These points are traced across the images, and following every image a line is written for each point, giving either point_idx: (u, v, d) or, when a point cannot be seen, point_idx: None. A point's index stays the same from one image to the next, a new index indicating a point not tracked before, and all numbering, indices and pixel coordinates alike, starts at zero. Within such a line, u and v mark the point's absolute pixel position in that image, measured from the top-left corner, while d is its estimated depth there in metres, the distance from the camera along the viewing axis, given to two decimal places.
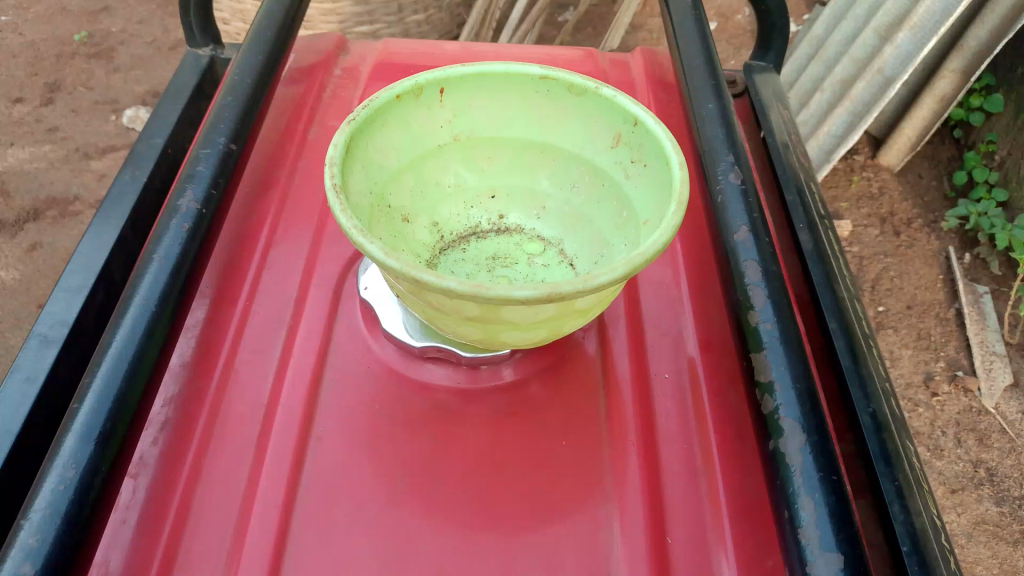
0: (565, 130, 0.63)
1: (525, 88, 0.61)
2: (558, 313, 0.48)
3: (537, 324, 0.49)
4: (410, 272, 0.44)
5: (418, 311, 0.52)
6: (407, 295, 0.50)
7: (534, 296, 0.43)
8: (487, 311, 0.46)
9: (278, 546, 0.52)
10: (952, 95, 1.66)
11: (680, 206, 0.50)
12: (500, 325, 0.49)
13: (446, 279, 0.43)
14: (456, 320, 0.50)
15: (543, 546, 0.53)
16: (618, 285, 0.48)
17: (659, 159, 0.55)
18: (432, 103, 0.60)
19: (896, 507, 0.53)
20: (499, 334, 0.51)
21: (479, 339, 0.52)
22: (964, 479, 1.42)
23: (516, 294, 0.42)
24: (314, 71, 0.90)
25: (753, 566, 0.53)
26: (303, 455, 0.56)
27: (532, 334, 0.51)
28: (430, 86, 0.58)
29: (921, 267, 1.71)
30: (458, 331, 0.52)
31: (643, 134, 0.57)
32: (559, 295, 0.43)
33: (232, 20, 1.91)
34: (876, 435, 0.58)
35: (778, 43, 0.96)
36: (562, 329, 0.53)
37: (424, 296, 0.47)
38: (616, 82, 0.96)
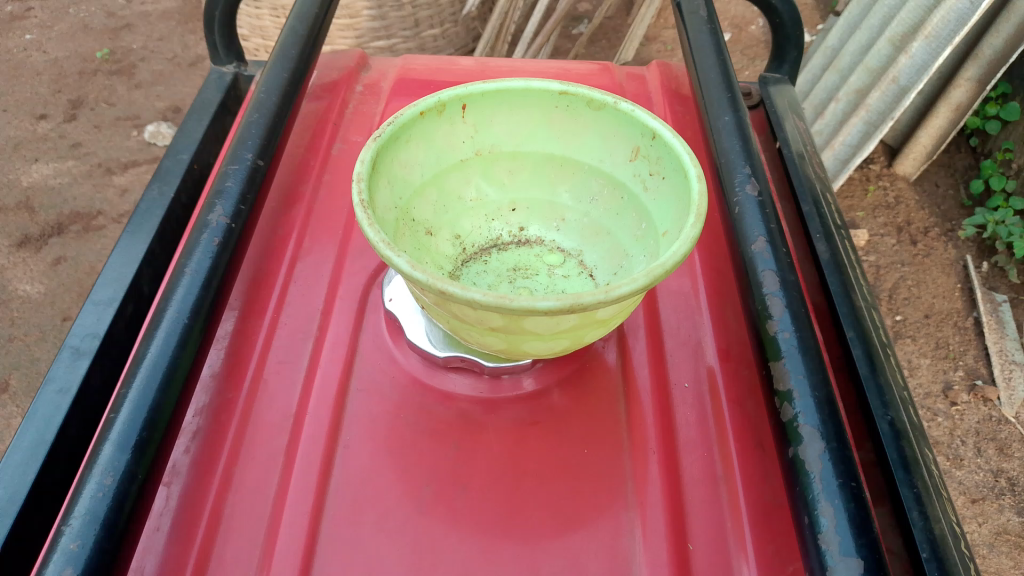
0: (584, 144, 0.64)
1: (544, 103, 0.62)
2: (580, 323, 0.49)
3: (560, 334, 0.50)
4: (436, 283, 0.45)
5: (443, 322, 0.53)
6: (434, 308, 0.52)
7: (556, 306, 0.44)
8: (517, 323, 0.47)
9: (306, 551, 0.53)
10: (967, 104, 1.66)
11: (698, 218, 0.50)
12: (524, 335, 0.50)
13: (476, 292, 0.44)
14: (478, 330, 0.51)
15: (567, 551, 0.54)
16: (638, 296, 0.49)
17: (677, 172, 0.56)
18: (453, 120, 0.61)
19: (915, 514, 0.53)
20: (524, 345, 0.52)
21: (502, 349, 0.53)
22: (985, 489, 1.41)
23: (539, 305, 0.44)
24: (336, 87, 0.92)
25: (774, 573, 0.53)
26: (331, 463, 0.58)
27: (555, 344, 0.52)
28: (451, 103, 0.59)
29: (939, 275, 1.71)
30: (481, 341, 0.53)
31: (661, 147, 0.58)
32: (582, 305, 0.44)
33: (252, 37, 1.95)
34: (894, 442, 0.58)
35: (792, 55, 0.97)
36: (589, 339, 0.54)
37: (450, 308, 0.49)
38: (632, 95, 0.98)
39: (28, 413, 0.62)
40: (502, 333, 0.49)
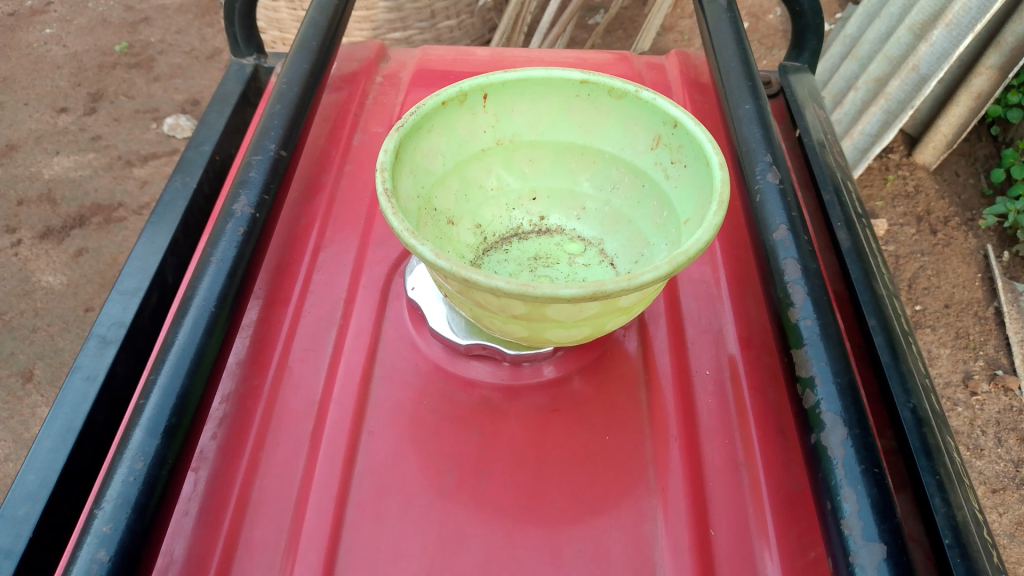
0: (605, 132, 0.64)
1: (566, 91, 0.62)
2: (602, 311, 0.49)
3: (582, 321, 0.51)
4: (460, 271, 0.45)
5: (466, 310, 0.54)
6: (457, 297, 0.52)
7: (580, 293, 0.44)
8: (542, 311, 0.48)
9: (332, 535, 0.54)
10: (989, 92, 1.65)
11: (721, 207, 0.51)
12: (546, 322, 0.50)
13: (501, 280, 0.45)
14: (501, 318, 0.51)
15: (589, 537, 0.55)
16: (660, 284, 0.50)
17: (699, 159, 0.56)
18: (474, 109, 0.61)
19: (937, 500, 0.54)
20: (549, 333, 0.52)
21: (525, 337, 0.54)
22: (1005, 479, 1.40)
23: (562, 293, 0.44)
24: (356, 78, 0.92)
25: (796, 559, 0.54)
26: (355, 449, 0.58)
27: (579, 331, 0.53)
28: (473, 92, 0.60)
29: (960, 265, 1.70)
30: (503, 328, 0.53)
31: (683, 135, 0.58)
32: (604, 292, 0.45)
33: (269, 29, 1.96)
34: (916, 430, 0.58)
35: (813, 42, 0.97)
36: (612, 327, 0.55)
37: (473, 295, 0.49)
38: (651, 85, 0.98)
39: (57, 400, 0.63)
40: (527, 321, 0.50)
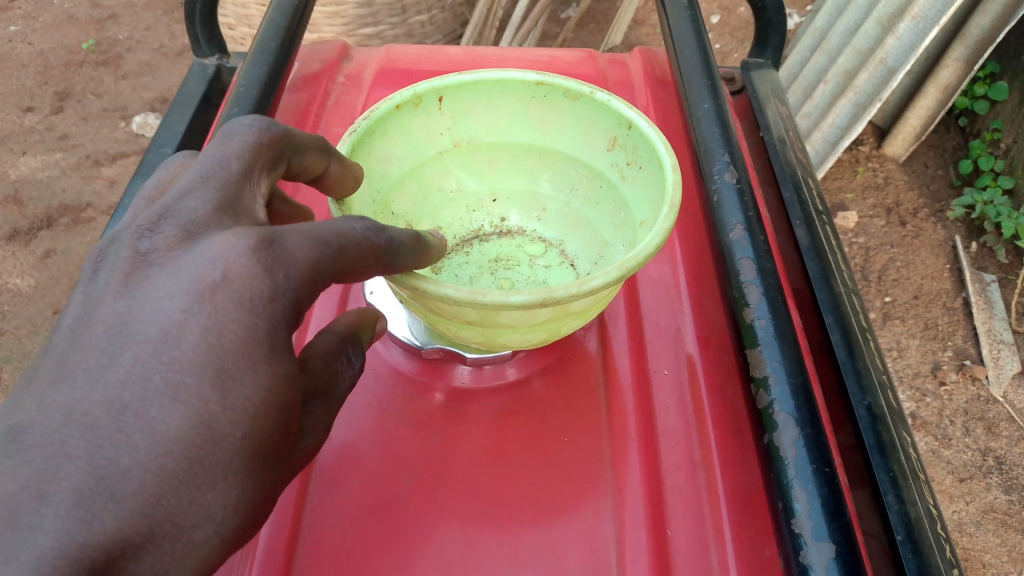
0: (562, 132, 0.64)
1: (522, 94, 0.62)
2: (555, 315, 0.49)
3: (536, 326, 0.51)
4: (414, 281, 0.46)
5: (421, 317, 0.54)
6: (413, 305, 0.52)
7: (530, 300, 0.44)
8: (496, 317, 0.48)
9: (290, 543, 0.54)
10: (955, 84, 1.67)
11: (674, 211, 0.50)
12: (502, 330, 0.50)
13: (457, 289, 0.45)
14: (455, 324, 0.51)
15: (545, 537, 0.55)
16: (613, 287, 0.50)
17: (652, 162, 0.56)
18: (430, 111, 0.61)
19: (891, 497, 0.56)
20: (506, 339, 0.52)
21: (480, 343, 0.54)
22: (973, 468, 1.42)
23: (511, 300, 0.44)
24: (318, 78, 0.92)
25: (751, 558, 0.54)
26: (314, 454, 0.58)
27: (535, 337, 0.53)
28: (427, 94, 0.59)
29: (928, 256, 1.72)
30: (458, 334, 0.53)
31: (636, 138, 0.58)
32: (554, 298, 0.45)
33: (238, 25, 1.93)
34: (871, 427, 0.60)
35: (775, 39, 0.97)
36: (570, 329, 0.55)
37: (425, 302, 0.49)
38: (615, 83, 0.98)
39: None
40: (482, 327, 0.50)
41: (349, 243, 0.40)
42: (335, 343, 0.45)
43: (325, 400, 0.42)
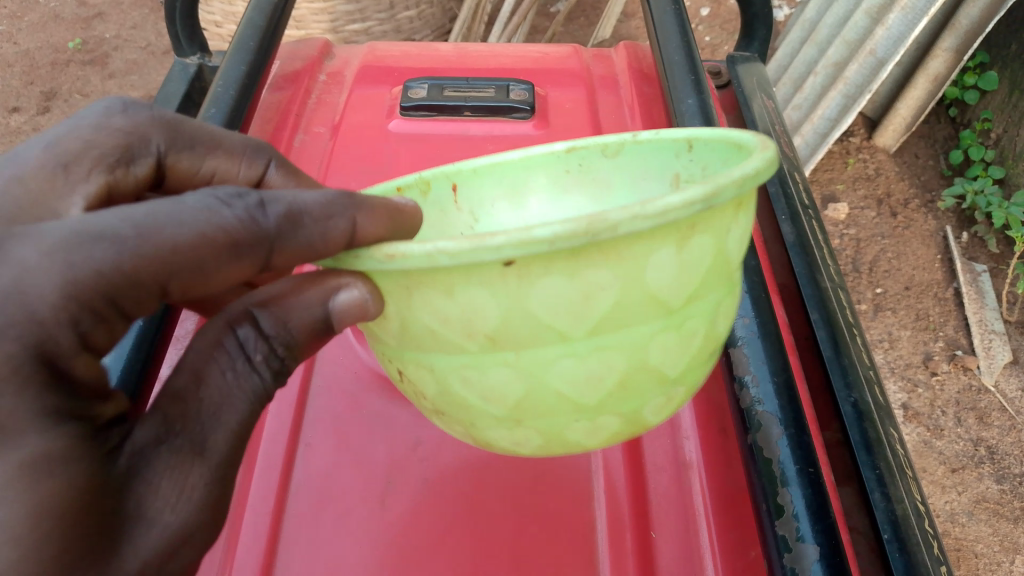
0: (615, 196, 0.58)
1: (554, 168, 0.59)
2: (617, 312, 0.37)
3: (593, 342, 0.38)
4: (379, 249, 0.36)
5: (439, 382, 0.43)
6: (430, 350, 0.41)
7: (566, 232, 0.32)
8: (501, 300, 0.36)
9: (267, 551, 0.54)
10: (946, 74, 1.66)
11: (736, 208, 0.39)
12: (521, 335, 0.38)
13: (424, 242, 0.34)
14: (478, 356, 0.40)
15: (517, 543, 0.54)
16: (696, 276, 0.39)
17: (722, 149, 0.46)
18: (443, 203, 0.61)
19: (877, 494, 0.57)
20: (540, 369, 0.40)
21: (515, 401, 0.41)
22: (965, 458, 1.42)
23: (537, 232, 0.32)
24: (299, 77, 0.94)
25: (736, 559, 0.53)
26: (292, 460, 0.58)
27: (576, 362, 0.39)
28: (437, 180, 0.60)
29: (919, 247, 1.72)
30: (487, 389, 0.41)
31: (701, 152, 0.49)
32: (544, 243, 0.32)
33: (224, 22, 1.92)
34: (858, 422, 0.61)
35: (761, 32, 0.97)
36: (638, 361, 0.40)
37: (417, 301, 0.38)
38: (600, 77, 0.97)
39: None
40: (500, 342, 0.38)
41: (182, 237, 0.37)
42: (218, 346, 0.43)
43: (193, 454, 0.40)
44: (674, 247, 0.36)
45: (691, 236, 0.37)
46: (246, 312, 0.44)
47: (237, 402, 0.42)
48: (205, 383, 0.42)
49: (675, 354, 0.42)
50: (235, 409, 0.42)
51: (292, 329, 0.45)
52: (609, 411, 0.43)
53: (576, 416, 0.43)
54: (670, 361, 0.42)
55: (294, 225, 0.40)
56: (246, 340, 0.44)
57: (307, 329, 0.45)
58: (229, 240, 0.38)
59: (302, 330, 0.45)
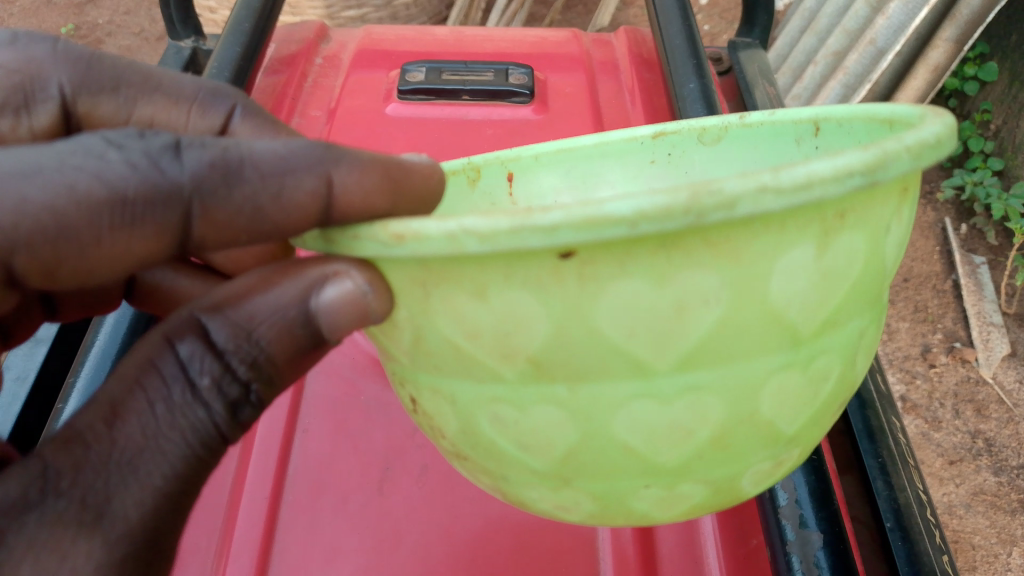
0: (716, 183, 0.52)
1: (637, 157, 0.54)
2: (715, 332, 0.33)
3: (682, 372, 0.34)
4: (385, 228, 0.31)
5: (477, 414, 0.38)
6: (453, 373, 0.37)
7: (663, 207, 0.26)
8: (552, 308, 0.32)
9: (267, 536, 0.58)
10: (946, 64, 1.63)
11: (901, 198, 0.35)
12: (574, 357, 0.33)
13: (447, 220, 0.29)
14: (528, 378, 0.35)
15: (518, 525, 0.58)
16: (828, 302, 0.34)
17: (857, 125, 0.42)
18: (495, 194, 0.56)
19: (881, 483, 0.60)
20: (598, 411, 0.35)
21: (577, 437, 0.37)
22: (962, 450, 1.42)
23: (611, 206, 0.26)
24: (295, 60, 0.94)
25: (736, 541, 0.58)
26: (290, 446, 0.63)
27: (655, 403, 0.35)
28: (489, 167, 0.55)
29: (918, 239, 1.71)
30: (542, 425, 0.37)
31: (829, 134, 0.45)
32: (623, 224, 0.26)
33: (219, 8, 1.90)
34: (860, 411, 0.65)
35: (762, 19, 0.97)
36: (742, 410, 0.36)
37: (439, 306, 0.34)
38: (600, 62, 0.96)
39: None
40: (544, 367, 0.34)
41: (45, 203, 0.35)
42: (145, 373, 0.41)
43: (92, 527, 0.39)
44: (815, 248, 0.32)
45: (839, 232, 0.32)
46: (190, 323, 0.42)
47: (156, 446, 0.41)
48: (121, 419, 0.40)
49: (791, 405, 0.37)
50: (152, 455, 0.41)
51: (252, 334, 0.41)
52: (678, 474, 0.38)
53: (637, 475, 0.38)
54: (779, 412, 0.37)
55: (225, 184, 0.37)
56: (189, 358, 0.41)
57: (276, 332, 0.41)
58: (118, 198, 0.36)
59: (269, 331, 0.41)
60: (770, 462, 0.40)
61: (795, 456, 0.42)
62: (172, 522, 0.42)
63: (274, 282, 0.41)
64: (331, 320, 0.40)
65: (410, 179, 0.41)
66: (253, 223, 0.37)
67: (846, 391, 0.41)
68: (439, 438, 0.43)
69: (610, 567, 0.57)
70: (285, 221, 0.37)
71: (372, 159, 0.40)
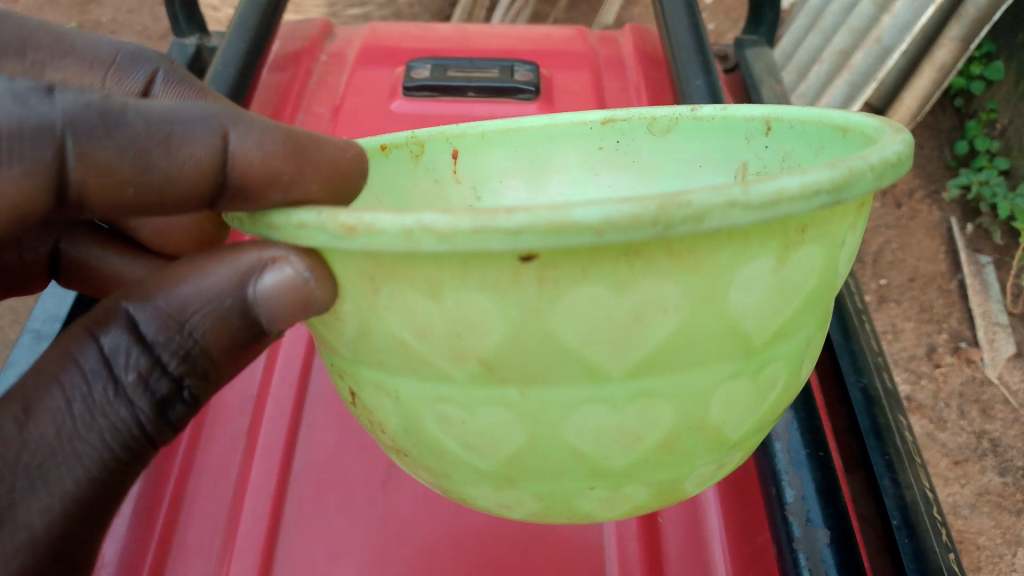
0: (665, 173, 0.58)
1: (585, 143, 0.60)
2: (674, 339, 0.33)
3: (637, 378, 0.35)
4: (333, 217, 0.30)
5: (423, 409, 0.38)
6: (396, 368, 0.37)
7: (633, 213, 0.27)
8: (508, 310, 0.32)
9: (271, 531, 0.61)
10: (952, 64, 1.63)
11: (858, 214, 0.37)
12: (525, 360, 0.34)
13: (403, 215, 0.28)
14: (476, 385, 0.35)
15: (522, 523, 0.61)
16: (785, 311, 0.36)
17: (813, 126, 0.48)
18: (439, 171, 0.59)
19: (887, 481, 0.60)
20: (549, 414, 0.36)
21: (526, 441, 0.37)
22: (968, 450, 1.41)
23: (578, 216, 0.27)
24: (300, 57, 0.94)
25: (743, 538, 0.60)
26: (295, 442, 0.66)
27: (607, 408, 0.35)
28: (433, 143, 0.58)
29: (924, 239, 1.71)
30: (496, 428, 0.37)
31: (781, 133, 0.50)
32: (589, 232, 0.27)
33: (223, 6, 1.90)
34: (867, 409, 0.65)
35: (769, 17, 0.97)
36: (693, 416, 0.37)
37: (386, 304, 0.34)
38: (605, 61, 0.96)
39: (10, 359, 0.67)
40: (495, 370, 0.34)
41: None
42: (66, 370, 0.42)
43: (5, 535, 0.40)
44: (775, 260, 0.33)
45: (799, 247, 0.33)
46: (115, 315, 0.42)
47: (71, 448, 0.42)
48: (34, 417, 0.41)
49: (740, 409, 0.39)
50: (65, 458, 0.42)
51: (183, 325, 0.42)
52: (623, 477, 0.39)
53: (583, 478, 0.39)
54: (727, 418, 0.39)
55: (104, 126, 0.37)
56: (114, 353, 0.42)
57: (209, 323, 0.42)
58: None
59: (199, 321, 0.42)
60: (713, 465, 0.42)
61: (737, 460, 0.44)
62: (88, 522, 0.44)
63: (203, 270, 0.41)
64: (272, 310, 0.40)
65: (324, 151, 0.43)
66: (137, 171, 0.38)
67: (789, 398, 0.43)
68: (380, 432, 0.43)
69: (615, 565, 0.60)
70: (175, 170, 0.38)
71: (282, 134, 0.42)
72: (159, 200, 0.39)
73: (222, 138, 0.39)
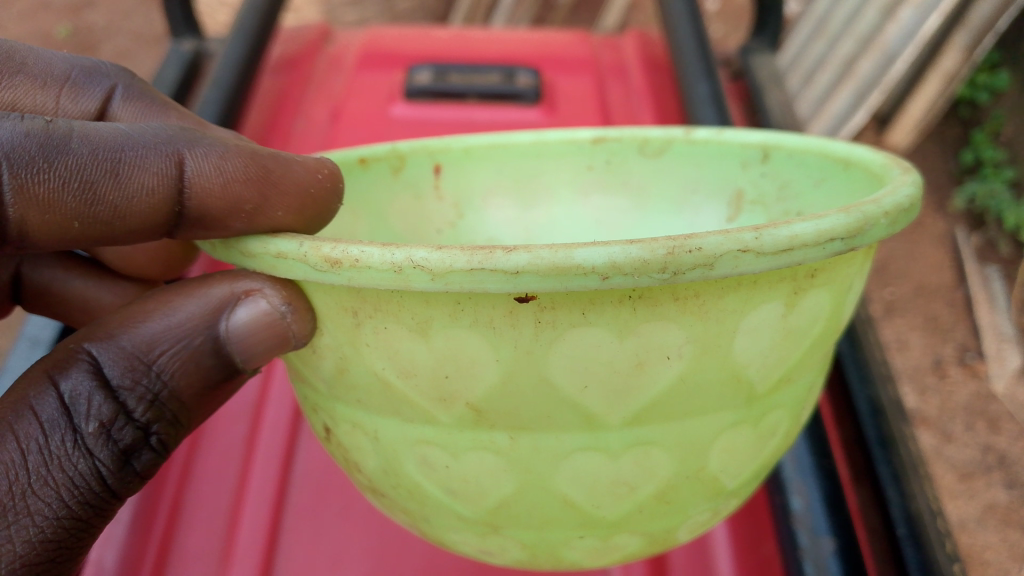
0: (658, 197, 0.59)
1: (575, 161, 0.59)
2: (673, 390, 0.32)
3: (632, 428, 0.33)
4: (316, 249, 0.29)
5: (404, 452, 0.36)
6: (378, 408, 0.35)
7: (636, 257, 0.26)
8: (502, 354, 0.30)
9: (267, 547, 0.59)
10: (959, 73, 1.58)
11: (866, 257, 0.35)
12: (517, 406, 0.32)
13: (392, 250, 0.27)
14: (465, 429, 0.33)
15: None
16: (792, 355, 0.34)
17: (812, 158, 0.48)
18: (420, 187, 0.58)
19: (892, 492, 0.59)
20: (539, 461, 0.34)
21: (513, 489, 0.35)
22: (974, 464, 1.37)
23: (580, 256, 0.25)
24: (300, 62, 0.92)
25: (748, 548, 0.59)
26: (293, 453, 0.64)
27: (601, 456, 0.34)
28: (415, 158, 0.57)
29: (931, 250, 1.68)
30: (484, 475, 0.35)
31: (780, 160, 0.51)
32: (594, 275, 0.26)
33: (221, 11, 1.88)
34: (873, 419, 0.64)
35: (774, 24, 0.95)
36: (691, 465, 0.35)
37: (369, 340, 0.32)
38: (609, 66, 0.95)
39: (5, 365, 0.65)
40: (484, 415, 0.33)
41: None
42: (20, 420, 0.38)
43: None
44: (782, 306, 0.31)
45: (808, 291, 0.32)
46: (75, 356, 0.39)
47: (24, 505, 0.38)
48: None
49: (740, 458, 0.37)
50: (17, 517, 0.38)
51: (151, 367, 0.40)
52: (615, 528, 0.37)
53: (574, 528, 0.36)
54: (725, 466, 0.37)
55: (44, 159, 0.35)
56: (72, 399, 0.38)
57: (178, 364, 0.40)
58: None
59: (167, 362, 0.40)
60: (709, 514, 0.39)
61: (732, 507, 0.42)
62: None
63: (172, 306, 0.40)
64: (246, 343, 0.40)
65: (290, 173, 0.41)
66: (83, 205, 0.36)
67: (788, 440, 0.41)
68: (356, 472, 0.41)
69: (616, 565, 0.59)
70: (124, 201, 0.37)
71: (244, 157, 0.40)
72: (109, 231, 0.37)
73: (178, 164, 0.38)
